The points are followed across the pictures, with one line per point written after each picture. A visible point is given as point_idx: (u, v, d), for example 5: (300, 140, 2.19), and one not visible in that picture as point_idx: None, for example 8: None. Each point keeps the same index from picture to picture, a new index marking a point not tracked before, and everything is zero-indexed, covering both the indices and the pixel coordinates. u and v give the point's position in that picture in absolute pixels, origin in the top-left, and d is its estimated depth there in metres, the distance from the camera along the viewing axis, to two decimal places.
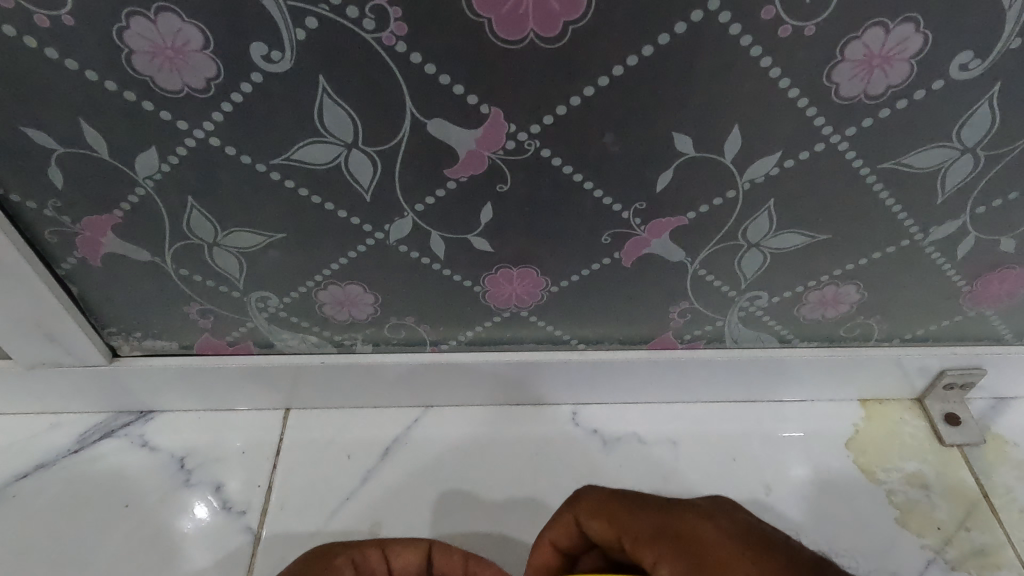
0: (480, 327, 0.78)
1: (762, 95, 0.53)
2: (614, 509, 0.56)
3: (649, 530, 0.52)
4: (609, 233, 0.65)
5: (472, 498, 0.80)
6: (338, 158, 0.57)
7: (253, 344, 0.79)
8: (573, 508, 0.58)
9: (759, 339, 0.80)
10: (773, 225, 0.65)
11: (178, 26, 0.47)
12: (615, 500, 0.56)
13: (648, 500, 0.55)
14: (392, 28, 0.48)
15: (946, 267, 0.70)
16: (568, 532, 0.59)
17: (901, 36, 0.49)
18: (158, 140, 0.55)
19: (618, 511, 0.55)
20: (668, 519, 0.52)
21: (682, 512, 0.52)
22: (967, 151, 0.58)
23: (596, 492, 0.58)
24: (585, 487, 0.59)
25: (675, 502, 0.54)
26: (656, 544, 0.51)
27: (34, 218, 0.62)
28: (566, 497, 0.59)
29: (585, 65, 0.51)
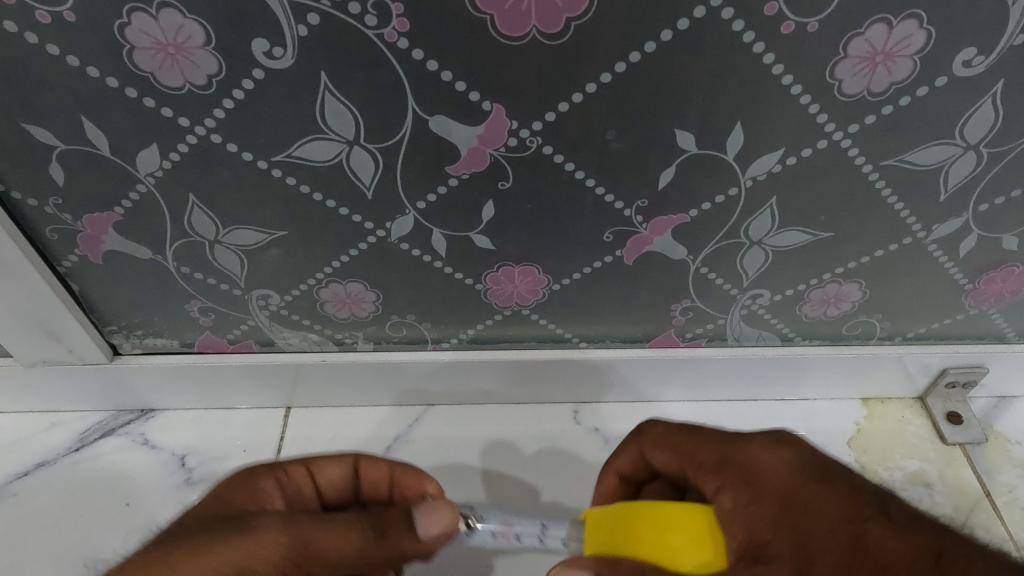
0: (481, 325, 0.78)
1: (765, 92, 0.53)
2: (677, 444, 0.56)
3: (711, 459, 0.52)
4: (611, 231, 0.65)
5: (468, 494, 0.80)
6: (339, 155, 0.57)
7: (254, 343, 0.79)
8: (638, 439, 0.60)
9: (761, 338, 0.80)
10: (775, 223, 0.65)
11: (179, 22, 0.47)
12: (680, 431, 0.57)
13: (714, 430, 0.55)
14: (394, 25, 0.48)
15: (949, 265, 0.70)
16: (633, 461, 0.61)
17: (904, 32, 0.49)
18: (159, 137, 0.55)
19: (682, 440, 0.56)
20: (730, 448, 0.52)
21: (744, 441, 0.52)
22: (970, 149, 0.58)
23: (661, 424, 0.59)
24: (650, 419, 0.61)
25: (742, 433, 0.54)
26: (717, 471, 0.51)
27: (35, 215, 0.62)
28: (632, 429, 0.62)
29: (587, 62, 0.51)
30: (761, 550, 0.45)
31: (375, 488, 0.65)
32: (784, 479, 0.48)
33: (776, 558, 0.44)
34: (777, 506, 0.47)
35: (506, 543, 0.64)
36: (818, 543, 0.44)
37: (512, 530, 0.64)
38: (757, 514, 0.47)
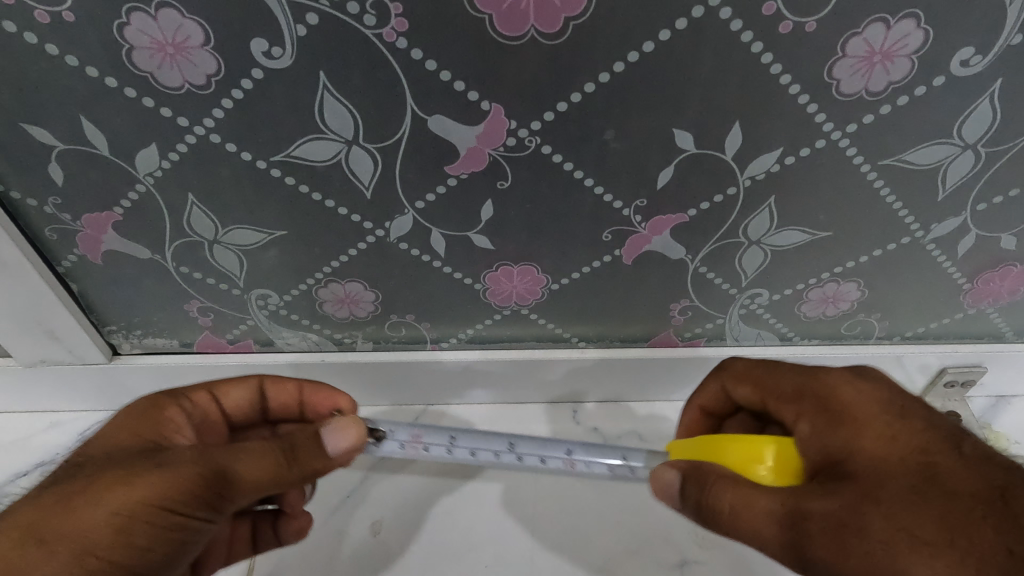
0: (481, 325, 0.78)
1: (763, 92, 0.53)
2: (759, 378, 0.61)
3: (791, 389, 0.57)
4: (610, 231, 0.65)
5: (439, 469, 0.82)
6: (338, 155, 0.57)
7: (253, 343, 0.79)
8: (720, 376, 0.65)
9: (759, 337, 0.80)
10: (774, 222, 0.65)
11: (178, 21, 0.47)
12: (763, 366, 0.62)
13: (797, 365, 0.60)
14: (393, 24, 0.48)
15: (947, 264, 0.70)
16: (717, 396, 0.67)
17: (902, 31, 0.49)
18: (158, 137, 0.55)
19: (764, 376, 0.61)
20: (809, 380, 0.57)
21: (824, 373, 0.56)
22: (968, 148, 0.58)
23: (743, 361, 0.64)
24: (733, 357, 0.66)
25: (823, 366, 0.58)
26: (798, 401, 0.56)
27: (34, 215, 0.62)
28: (714, 368, 0.67)
29: (586, 62, 0.51)
30: (828, 465, 0.50)
31: (285, 408, 0.68)
32: (863, 406, 0.52)
33: (848, 472, 0.49)
34: (852, 426, 0.51)
35: (415, 454, 0.64)
36: (887, 462, 0.48)
37: (420, 442, 0.64)
38: (833, 436, 0.51)
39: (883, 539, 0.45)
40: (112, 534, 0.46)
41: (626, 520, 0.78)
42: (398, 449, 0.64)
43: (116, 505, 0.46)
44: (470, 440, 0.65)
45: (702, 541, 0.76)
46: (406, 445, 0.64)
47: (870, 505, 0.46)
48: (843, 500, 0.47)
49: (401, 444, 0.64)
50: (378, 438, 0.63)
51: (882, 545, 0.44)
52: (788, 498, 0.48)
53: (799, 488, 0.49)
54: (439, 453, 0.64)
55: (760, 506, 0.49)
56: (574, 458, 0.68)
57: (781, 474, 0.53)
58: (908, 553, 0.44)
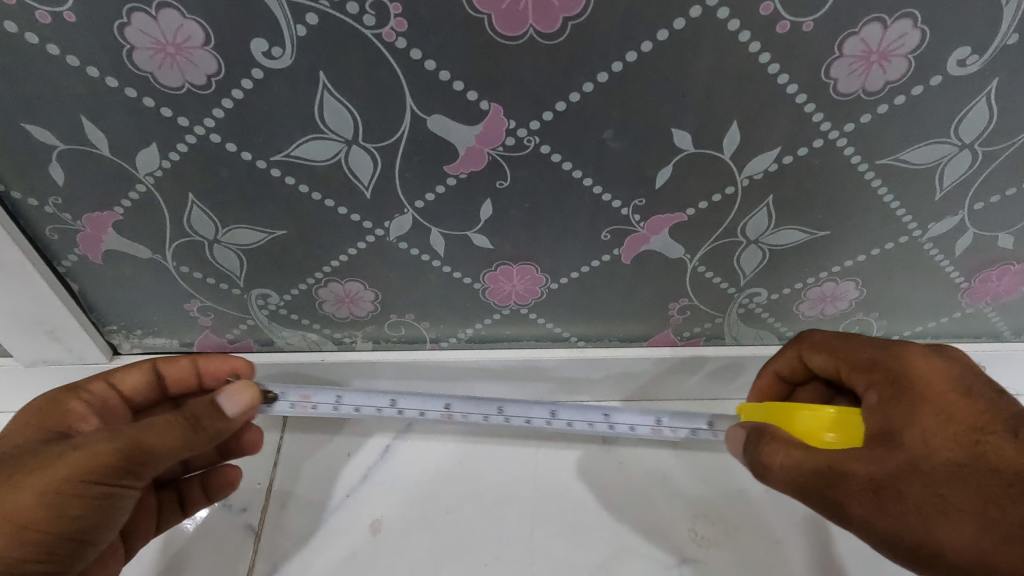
0: (480, 324, 0.78)
1: (761, 92, 0.53)
2: (837, 348, 0.62)
3: (866, 360, 0.59)
4: (609, 230, 0.65)
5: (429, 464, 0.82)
6: (338, 154, 0.57)
7: (253, 342, 0.80)
8: (798, 344, 0.66)
9: (758, 336, 0.81)
10: (772, 221, 0.65)
11: (179, 22, 0.48)
12: (841, 337, 0.62)
13: (877, 338, 0.61)
14: (392, 25, 0.48)
15: (945, 264, 0.70)
16: (793, 365, 0.67)
17: (899, 31, 0.49)
18: (159, 136, 0.56)
19: (841, 346, 0.62)
20: (887, 353, 0.58)
21: (904, 350, 0.57)
22: (965, 148, 0.58)
23: (823, 331, 0.64)
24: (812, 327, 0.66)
25: (902, 340, 0.59)
26: (871, 372, 0.58)
27: (35, 214, 0.62)
28: (792, 336, 0.67)
29: (584, 62, 0.51)
30: (888, 435, 0.53)
31: (184, 381, 0.68)
32: (934, 385, 0.54)
33: (898, 443, 0.52)
34: (921, 402, 0.54)
35: (304, 412, 0.71)
36: (941, 438, 0.52)
37: (310, 401, 0.71)
38: (894, 410, 0.54)
39: (916, 505, 0.50)
40: (42, 509, 0.50)
41: (625, 519, 0.78)
42: (288, 407, 0.70)
43: (40, 486, 0.50)
44: (355, 397, 0.72)
45: (701, 539, 0.76)
46: (296, 404, 0.71)
47: (913, 475, 0.51)
48: (889, 467, 0.51)
49: (291, 404, 0.70)
50: (271, 399, 0.70)
51: (919, 510, 0.50)
52: (836, 459, 0.52)
53: (850, 451, 0.53)
54: (326, 409, 0.70)
55: (810, 466, 0.53)
56: (612, 420, 0.75)
57: (848, 438, 0.57)
58: (940, 519, 0.49)
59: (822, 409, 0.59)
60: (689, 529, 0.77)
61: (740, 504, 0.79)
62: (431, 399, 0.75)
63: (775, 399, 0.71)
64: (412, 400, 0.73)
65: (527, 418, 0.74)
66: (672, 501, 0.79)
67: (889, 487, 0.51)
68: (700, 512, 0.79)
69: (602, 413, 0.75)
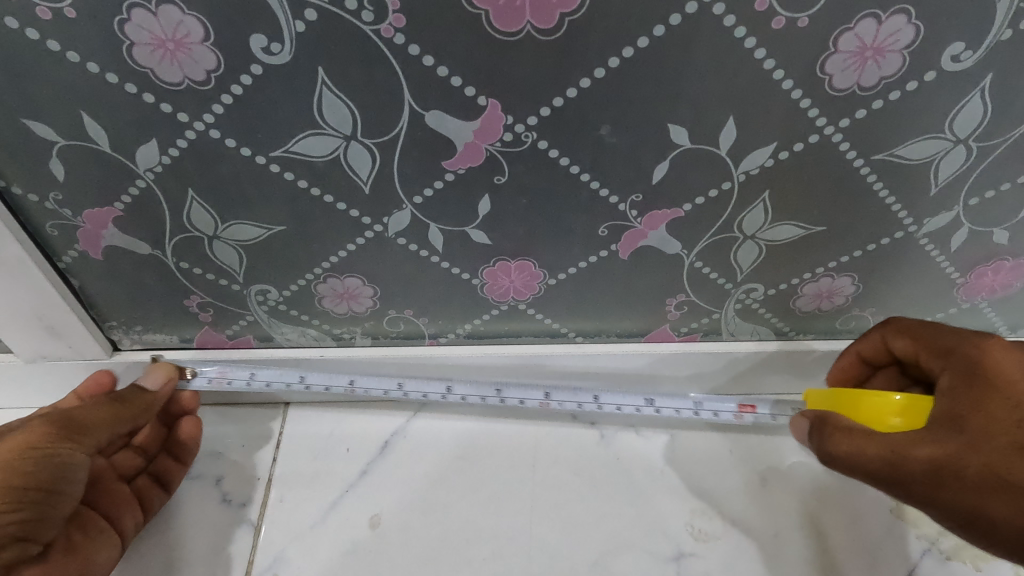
0: (479, 320, 0.78)
1: (757, 87, 0.54)
2: (922, 335, 0.61)
3: (946, 347, 0.59)
4: (606, 226, 0.66)
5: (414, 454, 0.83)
6: (337, 150, 0.58)
7: (252, 338, 0.80)
8: (883, 327, 0.66)
9: (756, 332, 0.81)
10: (768, 217, 0.65)
11: (178, 17, 0.48)
12: (926, 324, 0.62)
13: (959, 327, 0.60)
14: (390, 20, 0.49)
15: (940, 259, 0.71)
16: (877, 348, 0.67)
17: (893, 27, 0.50)
18: (159, 132, 0.56)
19: (925, 331, 0.62)
20: (965, 342, 0.57)
21: (987, 339, 0.56)
22: (959, 143, 0.59)
23: (909, 318, 0.64)
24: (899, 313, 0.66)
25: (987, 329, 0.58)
26: (947, 360, 0.58)
27: (35, 210, 0.63)
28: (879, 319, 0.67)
29: (581, 57, 0.51)
30: (954, 420, 0.54)
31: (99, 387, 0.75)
32: (1010, 371, 0.54)
33: (963, 428, 0.54)
34: (994, 390, 0.53)
35: (219, 386, 0.78)
36: (1004, 423, 0.52)
37: (225, 377, 0.78)
38: (965, 395, 0.55)
39: (973, 485, 0.52)
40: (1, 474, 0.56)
41: (623, 514, 0.78)
42: (204, 383, 0.78)
43: None
44: (267, 373, 0.78)
45: (699, 534, 0.77)
46: (212, 380, 0.78)
47: (973, 457, 0.52)
48: (949, 450, 0.53)
49: (207, 380, 0.78)
50: (189, 376, 0.78)
51: (978, 489, 0.52)
52: (896, 445, 0.55)
53: (909, 434, 0.56)
54: (238, 384, 0.77)
55: (872, 451, 0.56)
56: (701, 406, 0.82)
57: (912, 421, 0.60)
58: (995, 497, 0.52)
59: (885, 394, 0.62)
60: (687, 524, 0.77)
61: (738, 499, 0.79)
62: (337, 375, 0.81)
63: (853, 380, 0.71)
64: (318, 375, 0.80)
65: (424, 392, 0.80)
66: (670, 497, 0.80)
67: (947, 468, 0.53)
68: (698, 507, 0.79)
69: (495, 390, 0.82)
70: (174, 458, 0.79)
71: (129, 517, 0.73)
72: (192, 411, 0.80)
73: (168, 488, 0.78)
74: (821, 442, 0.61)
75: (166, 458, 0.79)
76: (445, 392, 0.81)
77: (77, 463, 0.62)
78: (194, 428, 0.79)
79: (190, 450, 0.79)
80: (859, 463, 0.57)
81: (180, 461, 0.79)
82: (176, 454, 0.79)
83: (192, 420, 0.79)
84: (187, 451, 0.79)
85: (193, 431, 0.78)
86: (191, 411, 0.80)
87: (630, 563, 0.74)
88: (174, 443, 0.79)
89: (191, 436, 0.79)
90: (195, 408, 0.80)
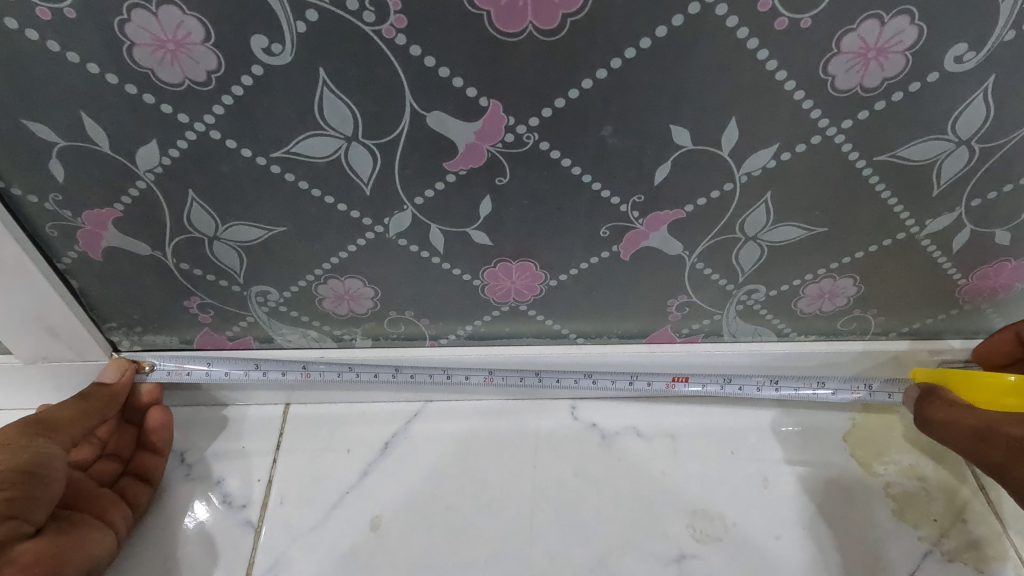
0: (479, 321, 0.78)
1: (759, 88, 0.53)
2: None
3: None
4: (608, 227, 0.66)
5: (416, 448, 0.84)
6: (338, 151, 0.58)
7: (252, 339, 0.80)
8: None
9: (757, 333, 0.81)
10: (770, 218, 0.65)
11: (179, 18, 0.48)
12: None
13: None
14: (392, 21, 0.48)
15: (943, 260, 0.71)
16: None
17: (896, 28, 0.50)
18: (159, 133, 0.56)
19: None
20: None
21: None
22: (962, 144, 0.58)
23: None
24: None
25: None
26: None
27: (35, 212, 0.62)
28: None
29: (583, 58, 0.51)
30: None
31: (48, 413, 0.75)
32: None
33: None
34: None
35: (179, 378, 0.79)
36: None
37: (184, 368, 0.79)
38: None
39: None
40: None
41: (624, 516, 0.78)
42: (164, 375, 0.79)
43: None
44: (223, 362, 0.79)
45: (701, 536, 0.76)
46: (171, 373, 0.79)
47: None
48: None
49: (167, 373, 0.79)
50: (143, 369, 0.79)
51: None
52: (990, 421, 0.64)
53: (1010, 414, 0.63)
54: (198, 376, 0.79)
55: (966, 424, 0.66)
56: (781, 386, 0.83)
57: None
58: None
59: (1003, 376, 0.71)
60: (687, 526, 0.77)
61: (739, 500, 0.79)
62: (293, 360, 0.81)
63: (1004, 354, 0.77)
64: (272, 362, 0.80)
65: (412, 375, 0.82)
66: (671, 498, 0.80)
67: None
68: (698, 508, 0.79)
69: (441, 369, 0.83)
70: (149, 452, 0.79)
71: (116, 512, 0.73)
72: (156, 402, 0.80)
73: (151, 483, 0.78)
74: (926, 407, 0.72)
75: (143, 455, 0.79)
76: (393, 372, 0.82)
77: (54, 452, 0.65)
78: (162, 414, 0.79)
79: (164, 439, 0.79)
80: (954, 429, 0.67)
81: (157, 454, 0.79)
82: (151, 446, 0.79)
83: (159, 408, 0.79)
84: (161, 440, 0.79)
85: (162, 416, 0.79)
86: (155, 402, 0.80)
87: (631, 564, 0.74)
88: (146, 437, 0.79)
89: (162, 423, 0.79)
90: (159, 399, 0.80)
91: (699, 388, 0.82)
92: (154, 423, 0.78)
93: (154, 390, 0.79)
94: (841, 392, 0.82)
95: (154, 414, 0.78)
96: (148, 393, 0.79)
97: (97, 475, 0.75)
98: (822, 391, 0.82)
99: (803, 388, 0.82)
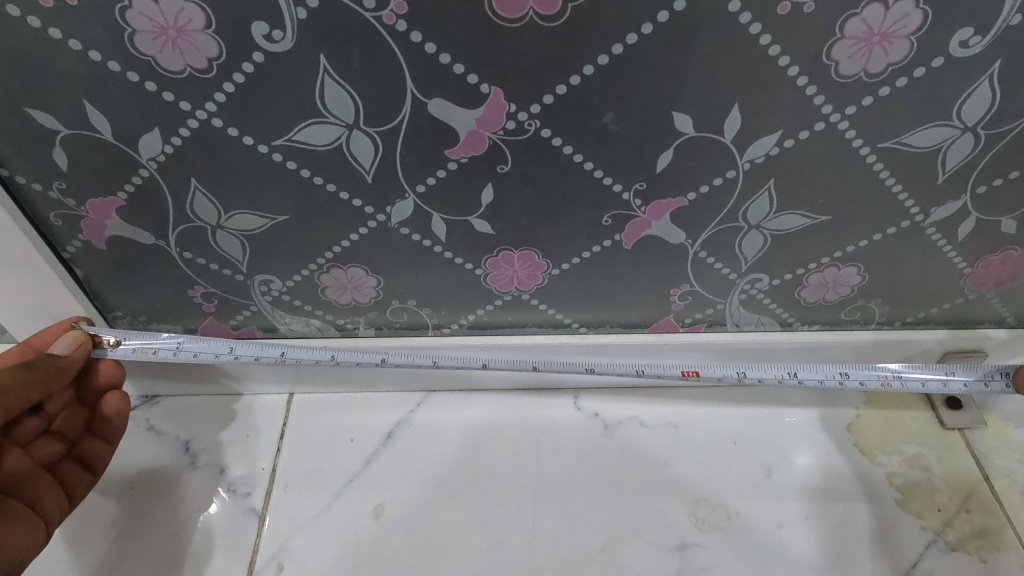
0: (482, 311, 0.79)
1: (762, 74, 0.53)
2: None
3: None
4: (610, 215, 0.65)
5: (417, 436, 0.84)
6: (340, 139, 0.58)
7: (256, 329, 0.80)
8: None
9: (760, 322, 0.81)
10: (773, 206, 0.65)
11: (179, 5, 0.48)
12: None
13: None
14: (392, 7, 0.48)
15: (948, 249, 0.70)
16: None
17: (900, 12, 0.49)
18: (161, 121, 0.56)
19: None
20: None
21: None
22: (967, 131, 0.58)
23: None
24: None
25: None
26: None
27: (39, 200, 0.63)
28: None
29: (583, 44, 0.51)
30: None
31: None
32: None
33: None
34: None
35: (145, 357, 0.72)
36: None
37: (151, 346, 0.73)
38: None
39: None
40: None
41: (626, 505, 0.78)
42: (128, 352, 0.72)
43: None
44: (196, 343, 0.74)
45: (702, 524, 0.76)
46: (137, 350, 0.72)
47: None
48: None
49: (131, 350, 0.72)
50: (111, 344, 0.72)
51: None
52: None
53: None
54: (166, 355, 0.72)
55: None
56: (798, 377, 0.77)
57: None
58: None
59: None
60: (690, 515, 0.77)
61: (741, 490, 0.79)
62: (269, 346, 0.76)
63: None
64: (249, 346, 0.75)
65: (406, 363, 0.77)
66: (674, 485, 0.80)
67: None
68: (701, 496, 0.79)
69: (430, 359, 0.78)
70: (99, 439, 0.71)
71: (50, 499, 0.65)
72: (117, 384, 0.72)
73: (94, 472, 0.70)
74: None
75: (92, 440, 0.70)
76: (379, 361, 0.76)
77: None
78: (120, 402, 0.70)
79: (119, 428, 0.71)
80: None
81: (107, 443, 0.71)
82: (103, 433, 0.71)
83: (118, 394, 0.71)
84: (115, 428, 0.71)
85: (119, 405, 0.70)
86: (114, 385, 0.71)
87: (631, 552, 0.74)
88: (99, 423, 0.71)
89: (116, 411, 0.70)
90: (119, 381, 0.72)
91: (714, 381, 0.78)
92: (110, 411, 0.70)
93: (114, 370, 0.71)
94: (870, 380, 0.75)
95: (110, 400, 0.70)
96: (108, 373, 0.71)
97: (37, 455, 0.67)
98: (850, 382, 0.75)
99: (827, 381, 0.76)
